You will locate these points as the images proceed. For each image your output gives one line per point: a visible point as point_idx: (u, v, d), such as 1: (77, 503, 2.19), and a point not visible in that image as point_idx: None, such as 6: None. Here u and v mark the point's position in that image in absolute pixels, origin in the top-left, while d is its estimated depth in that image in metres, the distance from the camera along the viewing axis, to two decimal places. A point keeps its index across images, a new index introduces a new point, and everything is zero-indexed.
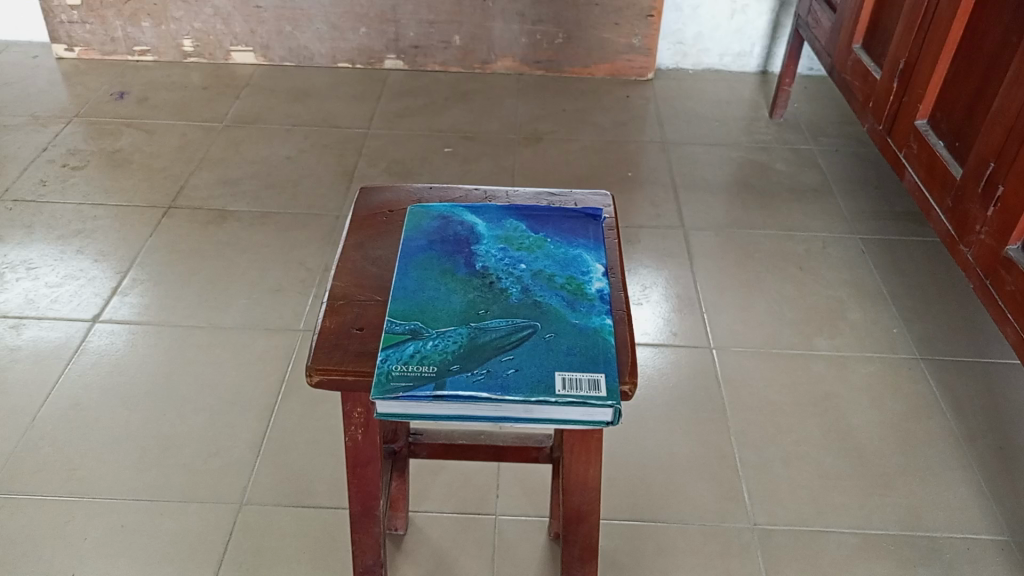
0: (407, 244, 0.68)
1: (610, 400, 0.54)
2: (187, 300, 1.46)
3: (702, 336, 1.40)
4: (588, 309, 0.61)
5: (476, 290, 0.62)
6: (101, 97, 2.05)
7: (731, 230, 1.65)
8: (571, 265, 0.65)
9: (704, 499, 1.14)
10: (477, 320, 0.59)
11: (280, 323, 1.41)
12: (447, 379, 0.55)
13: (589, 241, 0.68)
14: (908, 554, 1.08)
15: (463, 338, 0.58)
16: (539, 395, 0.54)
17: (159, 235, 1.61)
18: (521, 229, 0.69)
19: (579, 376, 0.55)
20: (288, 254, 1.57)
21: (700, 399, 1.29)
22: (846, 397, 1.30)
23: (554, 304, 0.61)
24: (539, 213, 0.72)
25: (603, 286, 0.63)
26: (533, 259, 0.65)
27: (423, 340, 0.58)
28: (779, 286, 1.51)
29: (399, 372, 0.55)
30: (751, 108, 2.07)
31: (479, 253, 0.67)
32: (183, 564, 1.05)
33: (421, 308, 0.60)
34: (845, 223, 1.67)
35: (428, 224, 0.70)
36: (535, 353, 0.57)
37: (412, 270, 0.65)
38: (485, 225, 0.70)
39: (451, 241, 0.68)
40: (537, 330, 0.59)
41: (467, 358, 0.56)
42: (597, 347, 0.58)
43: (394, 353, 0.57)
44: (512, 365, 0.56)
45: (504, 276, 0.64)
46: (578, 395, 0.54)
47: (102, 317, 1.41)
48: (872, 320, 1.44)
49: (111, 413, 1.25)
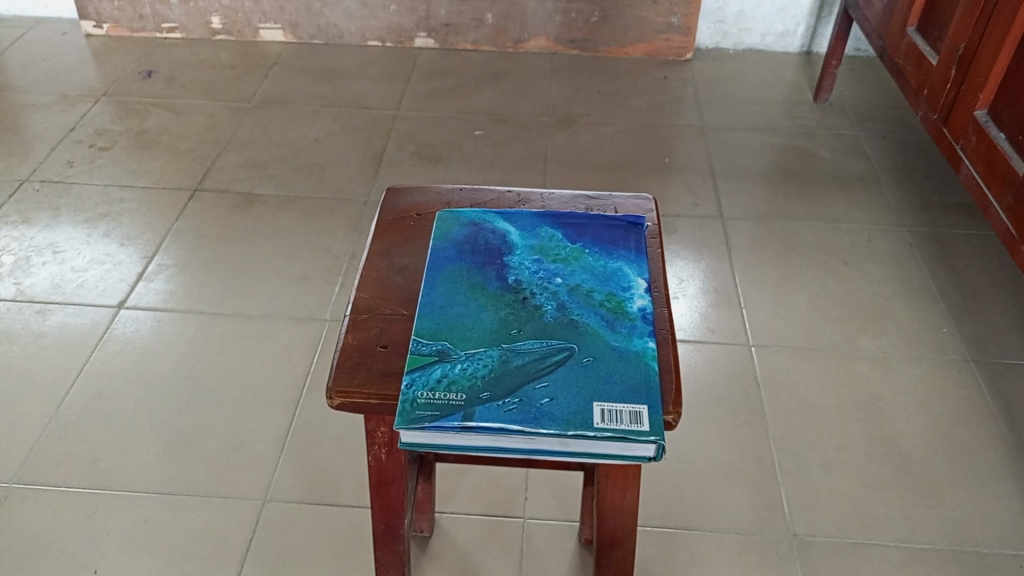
0: (435, 254, 0.63)
1: (654, 434, 0.50)
2: (212, 287, 1.44)
3: (741, 333, 1.35)
4: (629, 330, 0.57)
5: (508, 307, 0.58)
6: (130, 75, 2.03)
7: (771, 221, 1.58)
8: (610, 280, 0.61)
9: (740, 507, 1.10)
10: (508, 340, 0.55)
11: (306, 312, 1.39)
12: (477, 409, 0.51)
13: (630, 253, 0.64)
14: (955, 571, 1.03)
15: (494, 361, 0.54)
16: (576, 429, 0.50)
17: (186, 219, 1.59)
18: (557, 239, 0.65)
19: (619, 407, 0.51)
20: (315, 240, 1.54)
21: (738, 400, 1.24)
22: (891, 401, 1.24)
23: (593, 323, 0.57)
24: (577, 221, 0.67)
25: (646, 303, 0.59)
26: (570, 273, 0.61)
27: (451, 363, 0.54)
28: (821, 281, 1.45)
29: (425, 400, 0.51)
30: (794, 90, 1.99)
31: (512, 265, 0.62)
32: (205, 562, 1.03)
33: (449, 327, 0.56)
34: (892, 215, 1.60)
35: (457, 232, 0.66)
36: (572, 380, 0.53)
37: (440, 283, 0.61)
38: (519, 233, 0.66)
39: (482, 251, 0.64)
40: (575, 354, 0.55)
41: (498, 384, 0.52)
42: (639, 374, 0.54)
43: (420, 377, 0.53)
44: (548, 394, 0.52)
45: (538, 291, 0.59)
46: (618, 429, 0.50)
47: (127, 303, 1.40)
48: (919, 318, 1.38)
49: (135, 403, 1.23)
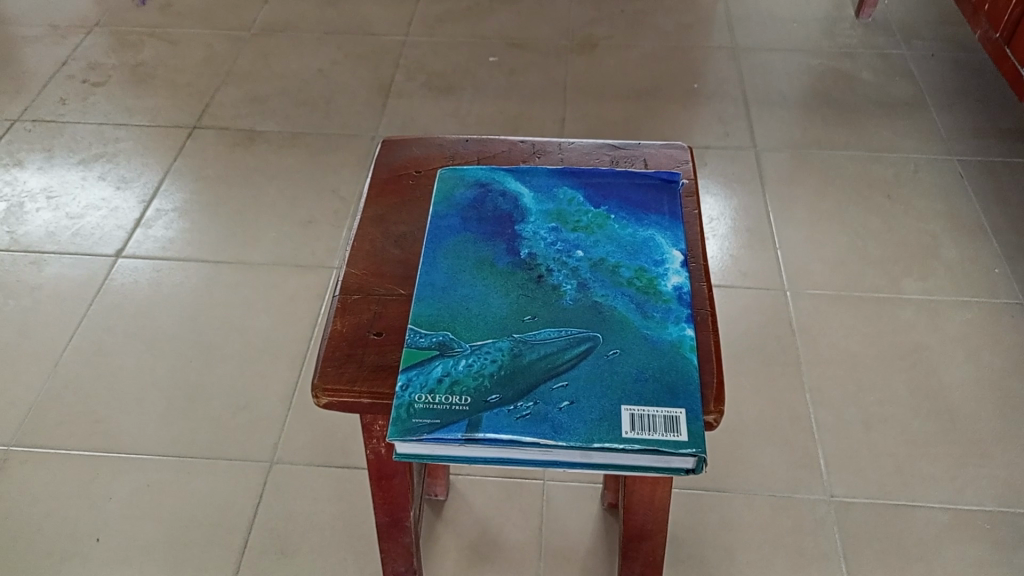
0: (436, 223, 0.57)
1: (692, 446, 0.42)
2: (214, 233, 1.36)
3: (775, 277, 1.26)
4: (662, 315, 0.50)
5: (521, 288, 0.51)
6: (123, 3, 1.92)
7: (809, 151, 1.47)
8: (639, 254, 0.54)
9: (774, 467, 1.03)
10: (521, 329, 0.48)
11: (312, 259, 1.31)
12: (482, 415, 0.44)
13: (663, 218, 0.57)
14: (1006, 535, 0.96)
15: (503, 356, 0.47)
16: (603, 438, 0.43)
17: (184, 160, 1.50)
18: (576, 202, 0.58)
19: (653, 412, 0.44)
20: (321, 181, 1.45)
21: (772, 350, 1.16)
22: (937, 350, 1.16)
23: (620, 307, 0.50)
24: (600, 180, 0.60)
25: (682, 281, 0.52)
26: (592, 245, 0.55)
27: (454, 359, 0.47)
28: (863, 217, 1.35)
29: (422, 405, 0.44)
30: (834, 6, 1.84)
31: (525, 235, 0.55)
32: (212, 529, 0.99)
33: (452, 313, 0.50)
34: (940, 143, 1.48)
35: (462, 195, 0.59)
36: (596, 380, 0.46)
37: (441, 258, 0.54)
38: (532, 196, 0.59)
39: (490, 219, 0.57)
40: (599, 346, 0.48)
41: (509, 385, 0.45)
42: (676, 369, 0.46)
43: (418, 376, 0.46)
44: (567, 397, 0.45)
45: (556, 267, 0.53)
46: (651, 440, 0.43)
47: (126, 251, 1.33)
48: (969, 258, 1.28)
49: (136, 359, 1.17)
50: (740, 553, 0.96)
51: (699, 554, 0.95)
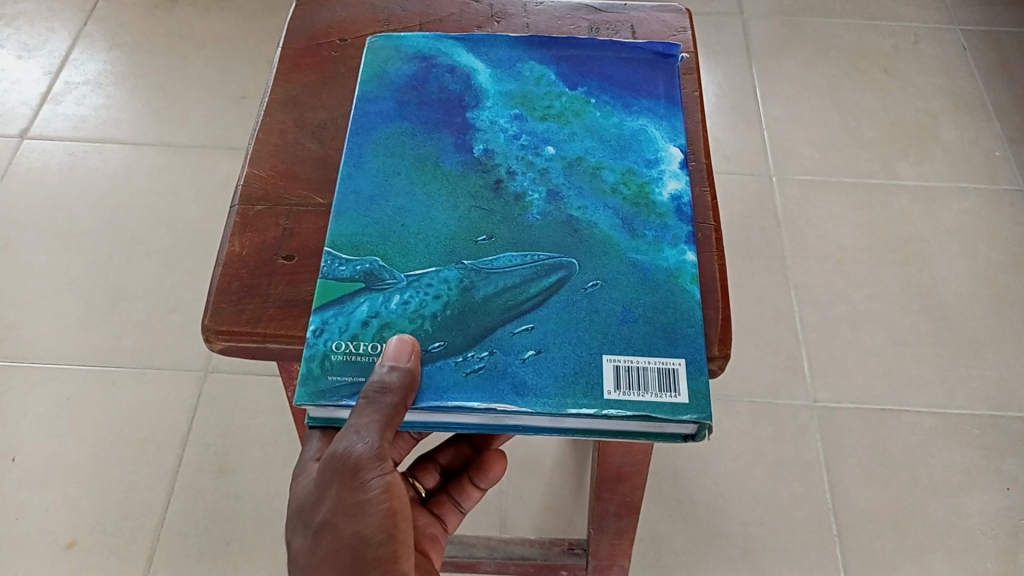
0: (366, 109, 0.51)
1: (690, 411, 0.39)
2: (133, 110, 1.20)
3: (761, 162, 1.15)
4: (656, 233, 0.46)
5: (475, 199, 0.47)
6: None
7: (800, 19, 1.33)
8: (626, 152, 0.50)
9: (755, 370, 0.96)
10: (472, 255, 0.45)
11: (247, 141, 1.17)
12: (426, 369, 0.40)
13: (657, 104, 0.52)
14: (995, 441, 0.91)
15: (451, 293, 0.43)
16: (586, 403, 0.39)
17: (97, 24, 1.31)
18: (547, 81, 0.53)
19: (645, 363, 0.40)
20: (255, 50, 1.28)
21: (756, 243, 1.07)
22: (932, 241, 1.07)
23: (604, 223, 0.46)
24: (578, 53, 0.55)
25: (680, 190, 0.48)
26: (567, 139, 0.50)
27: (385, 295, 0.43)
28: (857, 93, 1.23)
29: (343, 357, 0.41)
30: None
31: (480, 126, 0.51)
32: (140, 447, 0.90)
33: (384, 234, 0.45)
34: (943, 10, 1.34)
35: (400, 71, 0.53)
36: (567, 323, 0.42)
37: (371, 159, 0.49)
38: (488, 73, 0.54)
39: (437, 104, 0.52)
40: (576, 275, 0.44)
41: (456, 330, 0.42)
42: (669, 306, 0.43)
43: (337, 318, 0.42)
44: (533, 345, 0.41)
45: (520, 168, 0.49)
46: (639, 402, 0.39)
47: (32, 132, 1.17)
48: (969, 139, 1.18)
49: (47, 255, 1.04)
50: (716, 463, 0.89)
51: (671, 464, 0.89)
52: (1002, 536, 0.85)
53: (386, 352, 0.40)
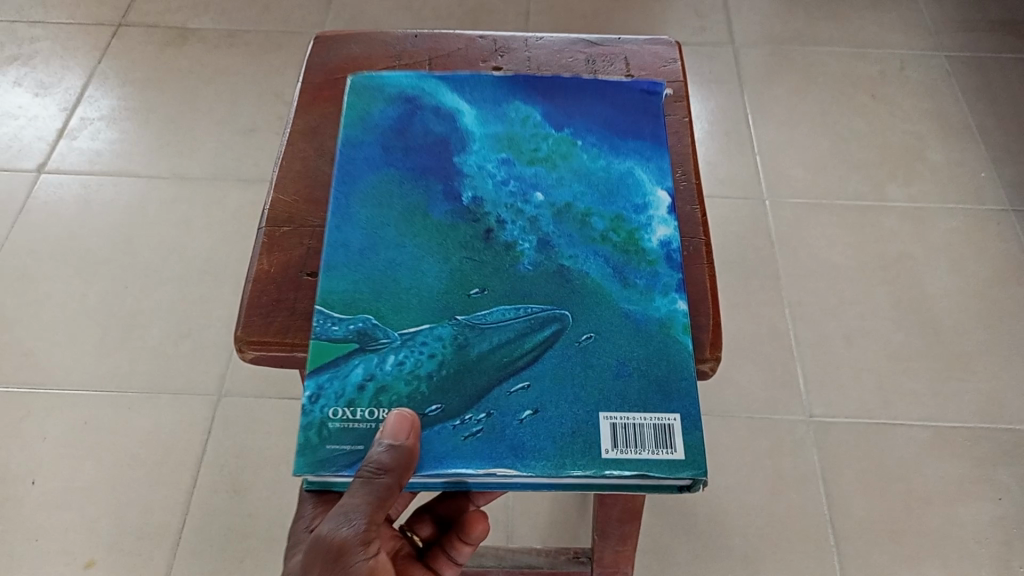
0: (354, 156, 0.54)
1: (687, 468, 0.41)
2: (145, 144, 1.24)
3: (754, 184, 1.18)
4: (646, 282, 0.49)
5: (466, 250, 0.50)
6: None
7: (789, 47, 1.37)
8: (614, 197, 0.53)
9: (751, 386, 0.99)
10: (465, 311, 0.47)
11: (256, 172, 1.21)
12: (426, 434, 0.42)
13: (643, 146, 0.56)
14: (987, 452, 0.94)
15: (446, 351, 0.45)
16: (585, 460, 0.42)
17: (110, 61, 1.36)
18: (533, 124, 0.57)
19: (641, 420, 0.43)
20: (263, 84, 1.33)
21: (750, 263, 1.10)
22: (921, 259, 1.10)
23: (595, 272, 0.49)
24: (563, 95, 0.58)
25: (669, 235, 0.51)
26: (555, 187, 0.53)
27: (379, 357, 0.45)
28: (846, 119, 1.27)
29: (339, 424, 0.43)
30: None
31: (467, 171, 0.54)
32: (156, 468, 0.92)
33: (376, 288, 0.48)
34: (927, 37, 1.39)
35: (385, 114, 0.56)
36: (561, 381, 0.44)
37: (360, 209, 0.51)
38: (474, 116, 0.57)
39: (424, 149, 0.55)
40: (569, 328, 0.47)
41: (453, 392, 0.44)
42: (663, 357, 0.46)
43: (332, 383, 0.44)
44: (530, 406, 0.43)
45: (509, 215, 0.52)
46: (637, 460, 0.41)
47: (48, 166, 1.21)
48: (955, 160, 1.21)
49: (65, 284, 1.08)
50: (716, 477, 0.92)
51: None
52: (995, 544, 0.87)
53: (387, 429, 0.41)
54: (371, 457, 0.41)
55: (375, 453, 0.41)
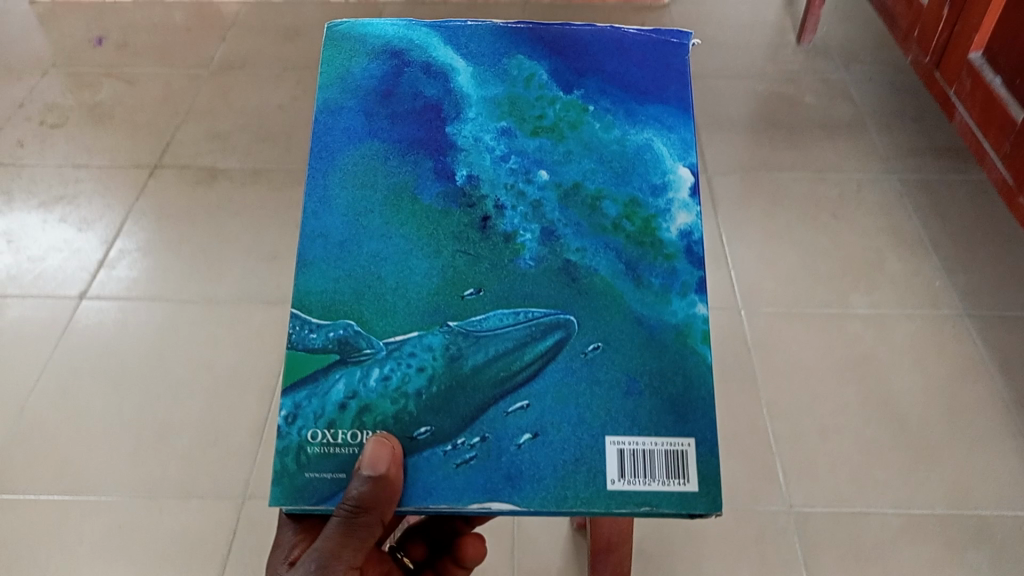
0: (343, 125, 0.59)
1: (695, 501, 0.49)
2: (177, 271, 1.37)
3: (730, 295, 1.30)
4: (665, 282, 0.55)
5: (459, 244, 0.55)
6: (79, 44, 1.92)
7: (757, 173, 1.53)
8: (630, 176, 0.58)
9: (735, 479, 1.07)
10: (457, 318, 0.53)
11: (278, 294, 1.33)
12: (412, 461, 0.50)
13: (658, 116, 0.60)
14: (956, 536, 1.01)
15: (437, 367, 0.52)
16: (591, 487, 0.49)
17: (146, 198, 1.51)
18: (539, 85, 0.61)
19: (650, 447, 0.50)
20: (284, 215, 1.47)
21: (730, 366, 1.20)
22: (886, 360, 1.21)
23: (605, 270, 0.55)
24: (571, 56, 0.63)
25: (689, 223, 0.56)
26: (560, 165, 0.58)
27: (360, 372, 0.52)
28: (811, 235, 1.40)
29: (318, 449, 0.50)
30: (777, 32, 1.91)
31: (463, 144, 0.59)
32: (184, 568, 1.00)
33: (359, 292, 0.54)
34: (880, 162, 1.55)
35: (373, 72, 0.62)
36: (562, 401, 0.51)
37: (346, 190, 0.57)
38: (470, 75, 0.62)
39: (416, 113, 0.60)
40: (574, 340, 0.53)
41: (441, 414, 0.51)
42: (678, 373, 0.52)
43: (311, 402, 0.51)
44: (530, 431, 0.50)
45: (511, 199, 0.57)
46: (643, 491, 0.49)
47: (90, 293, 1.33)
48: (912, 270, 1.34)
49: (102, 399, 1.17)
50: (706, 567, 0.99)
51: (665, 568, 0.99)
52: None
53: (367, 458, 0.48)
54: (353, 487, 0.48)
55: (355, 484, 0.48)
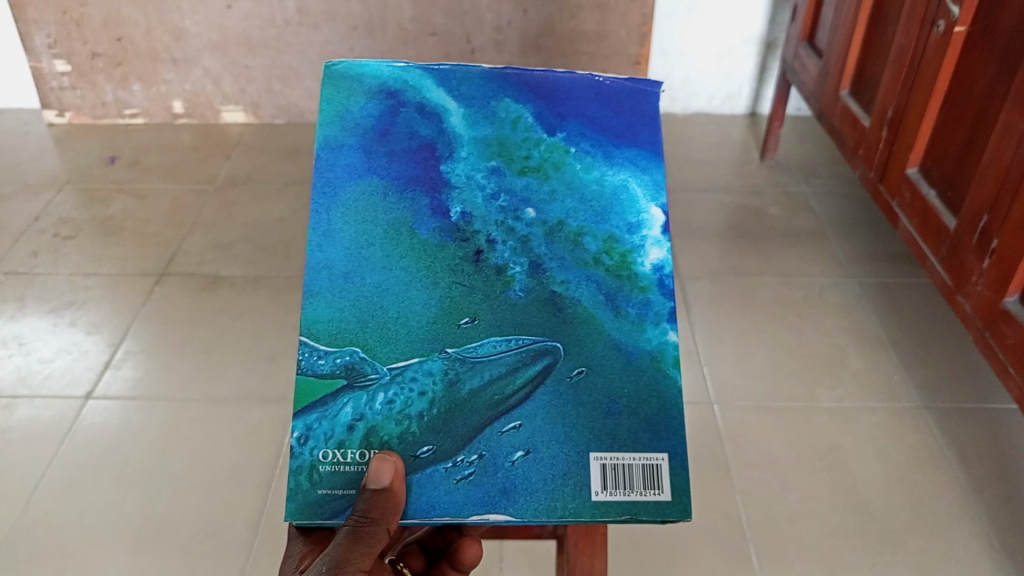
0: (343, 163, 0.66)
1: (669, 509, 0.60)
2: (180, 371, 1.44)
3: (703, 390, 1.39)
4: (639, 311, 0.64)
5: (454, 276, 0.64)
6: (93, 162, 2.05)
7: (727, 278, 1.64)
8: (608, 216, 0.66)
9: (711, 564, 1.12)
10: (455, 345, 0.62)
11: (276, 392, 1.40)
12: (417, 478, 0.60)
13: (633, 156, 0.68)
14: None
15: (436, 392, 0.61)
16: (578, 498, 0.59)
17: (152, 303, 1.60)
18: (525, 125, 0.68)
19: (632, 461, 0.60)
20: (282, 319, 1.56)
21: (705, 457, 1.27)
22: (850, 450, 1.28)
23: (587, 300, 0.64)
24: (555, 97, 0.69)
25: (661, 259, 0.66)
26: (546, 204, 0.66)
27: (366, 397, 0.61)
28: (778, 335, 1.50)
29: (330, 467, 0.60)
30: (742, 150, 2.07)
31: (456, 181, 0.66)
32: None
33: (364, 322, 0.62)
34: (840, 267, 1.67)
35: (369, 109, 0.67)
36: (551, 424, 0.61)
37: (348, 225, 0.64)
38: (462, 115, 0.68)
39: (413, 152, 0.67)
40: (560, 367, 0.62)
41: (443, 434, 0.61)
42: (651, 395, 0.62)
43: (321, 425, 0.60)
44: (523, 449, 0.60)
45: (501, 234, 0.66)
46: (625, 501, 0.60)
47: (96, 392, 1.40)
48: (873, 366, 1.43)
49: (105, 493, 1.23)
50: None
51: None
52: None
53: (372, 470, 0.58)
54: (362, 497, 0.58)
55: (365, 492, 0.58)
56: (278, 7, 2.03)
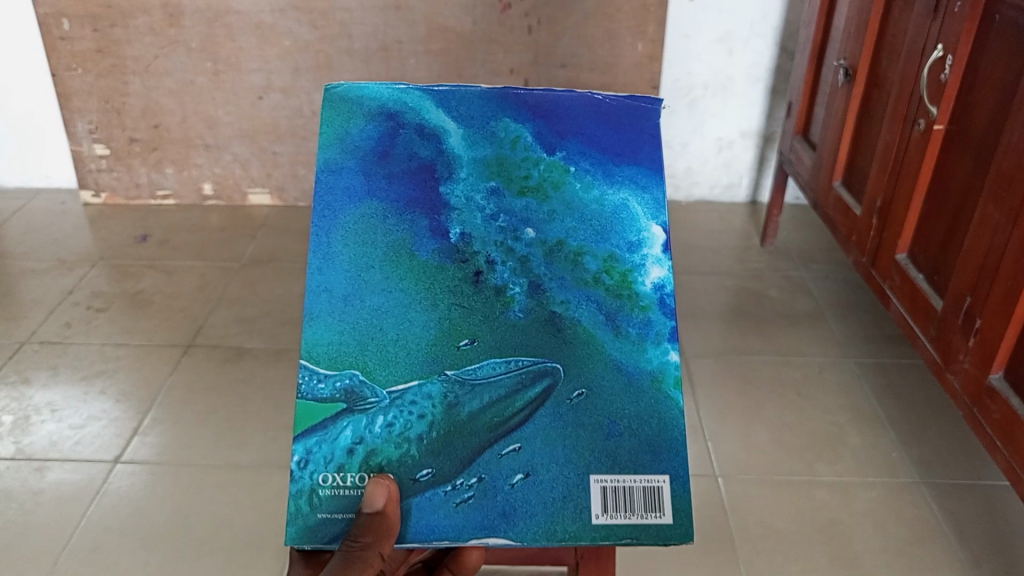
0: (343, 184, 0.79)
1: (670, 528, 0.71)
2: (205, 439, 1.50)
3: (708, 464, 1.44)
4: (639, 330, 0.76)
5: (452, 299, 0.77)
6: (125, 240, 2.16)
7: (729, 356, 1.71)
8: (611, 236, 0.79)
9: None
10: (453, 368, 0.74)
11: None
12: (418, 502, 0.70)
13: (628, 174, 0.81)
14: None
15: (433, 414, 0.73)
16: (579, 522, 0.70)
17: (178, 374, 1.67)
18: (525, 142, 0.81)
19: (632, 484, 0.71)
20: None
21: (708, 527, 1.32)
22: (850, 523, 1.32)
23: (586, 321, 0.77)
24: (553, 116, 0.82)
25: (662, 278, 0.78)
26: (546, 226, 0.79)
27: (369, 420, 0.72)
28: (779, 412, 1.56)
29: (329, 492, 0.71)
30: (743, 236, 2.17)
31: (455, 201, 0.80)
32: None
33: (363, 346, 0.74)
34: (838, 347, 1.74)
35: (369, 130, 0.81)
36: (549, 450, 0.72)
37: (345, 248, 0.77)
38: (460, 136, 0.81)
39: (413, 172, 0.80)
40: (558, 391, 0.74)
41: (442, 457, 0.72)
42: (654, 417, 0.74)
43: (320, 447, 0.71)
44: (522, 473, 0.71)
45: (502, 256, 0.78)
46: (621, 525, 0.70)
47: (122, 457, 1.46)
48: (871, 444, 1.48)
49: (131, 555, 1.27)
50: None
51: None
52: None
53: (367, 496, 0.68)
54: (359, 521, 0.68)
55: (361, 517, 0.68)
56: (306, 99, 2.18)
